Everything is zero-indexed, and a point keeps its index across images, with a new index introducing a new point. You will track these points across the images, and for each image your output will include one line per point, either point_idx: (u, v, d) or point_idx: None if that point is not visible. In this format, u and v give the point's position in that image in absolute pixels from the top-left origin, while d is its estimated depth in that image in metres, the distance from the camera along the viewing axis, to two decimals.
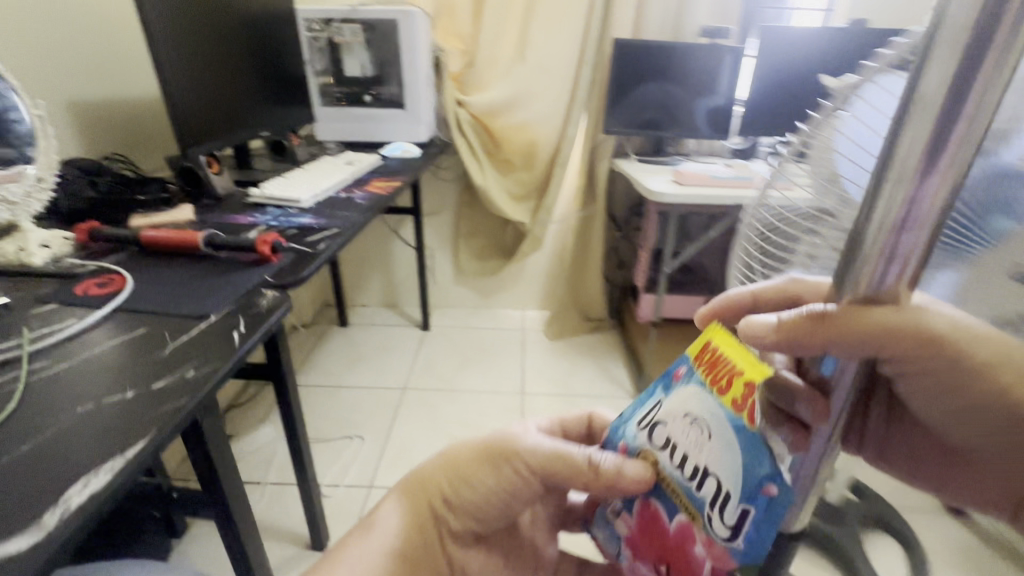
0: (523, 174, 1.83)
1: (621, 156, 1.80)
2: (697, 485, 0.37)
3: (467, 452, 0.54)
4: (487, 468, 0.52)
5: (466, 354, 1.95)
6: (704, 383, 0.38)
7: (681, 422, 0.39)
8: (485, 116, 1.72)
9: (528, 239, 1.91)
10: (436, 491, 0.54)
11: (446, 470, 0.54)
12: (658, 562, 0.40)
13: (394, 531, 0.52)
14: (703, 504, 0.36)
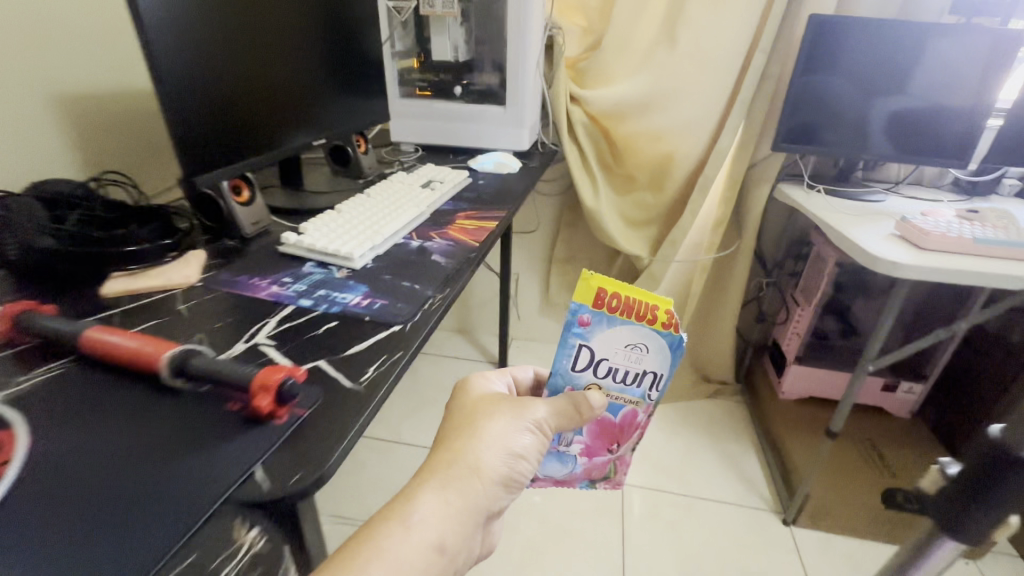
0: (646, 195, 1.40)
1: (790, 181, 1.32)
2: (637, 383, 0.57)
3: (505, 425, 0.53)
4: (515, 431, 0.52)
5: None
6: (627, 321, 0.54)
7: (621, 350, 0.55)
8: (607, 118, 1.30)
9: (642, 277, 1.50)
10: (490, 474, 0.50)
11: (489, 444, 0.51)
12: (610, 447, 0.60)
13: (437, 521, 0.45)
14: (642, 392, 0.57)
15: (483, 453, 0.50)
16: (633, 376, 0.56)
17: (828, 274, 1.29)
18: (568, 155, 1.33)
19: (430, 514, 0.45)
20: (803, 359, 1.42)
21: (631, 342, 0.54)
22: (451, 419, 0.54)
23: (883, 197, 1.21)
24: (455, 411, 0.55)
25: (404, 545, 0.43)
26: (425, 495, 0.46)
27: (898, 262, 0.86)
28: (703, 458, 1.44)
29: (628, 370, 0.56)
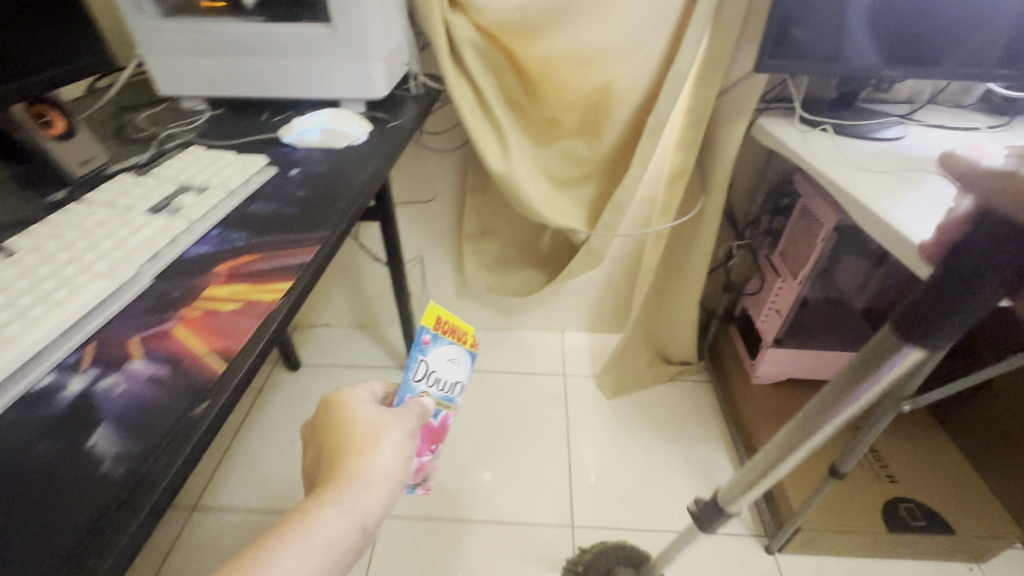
0: (578, 145, 0.99)
1: (772, 114, 0.93)
2: (452, 392, 0.58)
3: (394, 433, 0.48)
4: (391, 436, 0.47)
5: (483, 429, 1.27)
6: (450, 340, 0.57)
7: (444, 363, 0.57)
8: (508, 36, 0.82)
9: (581, 255, 1.13)
10: (379, 483, 0.44)
11: (379, 450, 0.46)
12: (433, 446, 0.60)
13: (325, 547, 0.39)
14: (456, 399, 0.59)
15: (375, 467, 0.45)
16: (451, 389, 0.58)
17: (822, 240, 0.97)
18: (456, 100, 0.87)
19: (320, 533, 0.39)
20: (783, 340, 1.14)
21: (454, 357, 0.58)
22: (337, 428, 0.48)
23: (901, 132, 0.86)
24: (337, 425, 0.49)
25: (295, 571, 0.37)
26: (313, 515, 0.40)
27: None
28: (669, 467, 1.19)
29: (449, 383, 0.58)
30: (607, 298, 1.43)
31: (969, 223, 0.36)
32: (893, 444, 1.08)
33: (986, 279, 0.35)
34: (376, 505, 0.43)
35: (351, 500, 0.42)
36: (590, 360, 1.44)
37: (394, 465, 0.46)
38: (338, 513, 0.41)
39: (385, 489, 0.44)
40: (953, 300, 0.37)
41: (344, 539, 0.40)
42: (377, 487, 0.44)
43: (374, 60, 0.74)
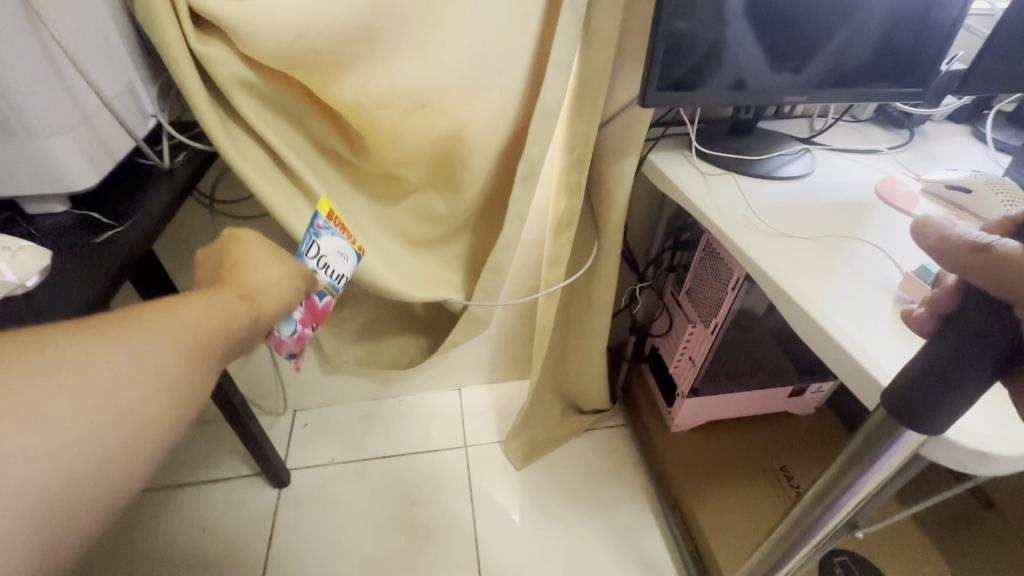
0: (434, 201, 0.75)
1: (668, 149, 0.76)
2: (338, 280, 0.62)
3: (287, 263, 0.48)
4: (283, 261, 0.48)
5: (370, 543, 1.03)
6: (342, 235, 0.61)
7: (335, 254, 0.60)
8: (298, 76, 0.56)
9: (460, 325, 0.90)
10: (272, 291, 0.45)
11: (271, 264, 0.46)
12: (310, 326, 0.60)
13: (211, 315, 0.38)
14: (338, 286, 0.62)
15: (264, 274, 0.45)
16: (337, 279, 0.61)
17: (733, 288, 0.83)
18: (240, 170, 0.59)
19: (209, 300, 0.39)
20: (700, 389, 1.02)
21: (341, 252, 0.61)
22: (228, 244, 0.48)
23: (808, 163, 0.73)
24: (226, 243, 0.48)
25: (180, 321, 0.36)
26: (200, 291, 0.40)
27: (990, 453, 0.37)
28: (592, 546, 1.03)
29: (337, 272, 0.61)
30: (505, 348, 1.23)
31: (960, 298, 0.31)
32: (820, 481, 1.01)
33: (969, 371, 0.29)
34: (266, 308, 0.43)
35: (243, 294, 0.42)
36: (493, 420, 1.24)
37: (280, 283, 0.46)
38: (229, 296, 0.40)
39: (277, 296, 0.45)
40: (958, 376, 0.30)
41: (232, 320, 0.39)
42: (270, 293, 0.44)
43: (49, 135, 0.44)
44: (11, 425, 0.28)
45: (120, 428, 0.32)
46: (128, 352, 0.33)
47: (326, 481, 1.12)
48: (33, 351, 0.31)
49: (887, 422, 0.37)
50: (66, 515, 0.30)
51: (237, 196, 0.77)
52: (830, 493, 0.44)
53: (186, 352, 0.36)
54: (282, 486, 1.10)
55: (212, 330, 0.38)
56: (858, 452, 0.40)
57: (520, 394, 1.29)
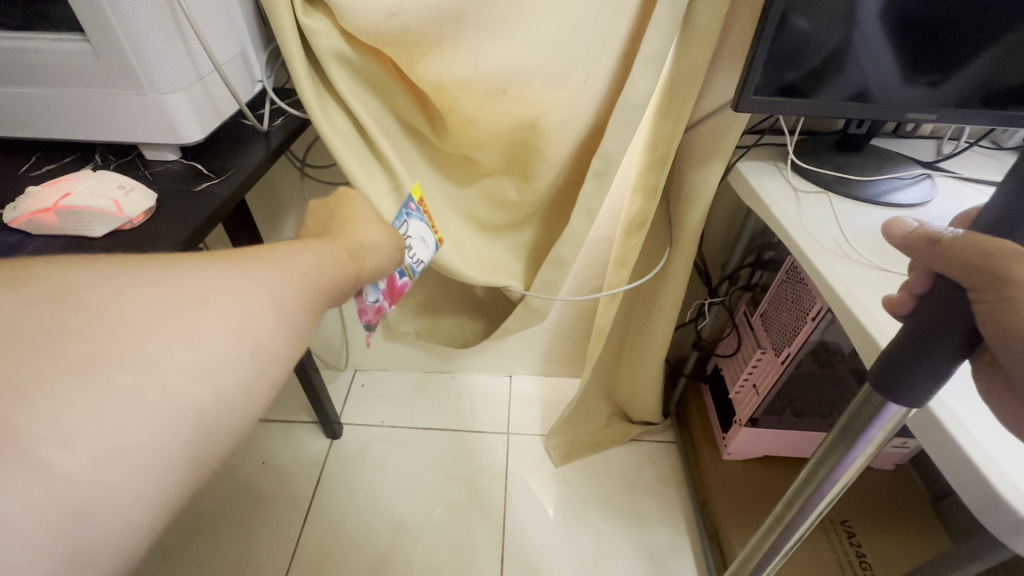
0: (506, 187, 0.75)
1: (759, 160, 0.71)
2: (417, 267, 0.67)
3: (391, 228, 0.48)
4: (377, 224, 0.47)
5: (403, 507, 1.07)
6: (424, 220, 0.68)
7: (418, 239, 0.66)
8: (390, 53, 0.58)
9: (516, 314, 0.90)
10: (368, 251, 0.44)
11: (374, 225, 0.46)
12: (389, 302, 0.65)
13: (319, 264, 0.37)
14: (416, 271, 0.66)
15: (370, 236, 0.45)
16: (416, 263, 0.66)
17: (814, 318, 0.75)
18: (328, 140, 0.63)
19: (324, 250, 0.39)
20: (760, 420, 0.95)
21: (422, 236, 0.67)
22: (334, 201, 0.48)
23: (927, 189, 0.64)
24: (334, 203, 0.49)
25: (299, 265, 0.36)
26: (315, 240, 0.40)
27: None
28: (619, 558, 1.01)
29: (418, 256, 0.66)
30: (561, 343, 1.22)
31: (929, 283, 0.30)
32: (886, 546, 0.89)
33: (938, 353, 0.29)
34: (370, 269, 0.44)
35: (351, 250, 0.42)
36: (538, 413, 1.24)
37: (382, 245, 0.46)
38: (339, 250, 0.41)
39: (380, 260, 0.45)
40: (927, 357, 0.30)
41: (342, 273, 0.39)
42: (373, 254, 0.45)
43: (167, 92, 0.50)
44: (165, 337, 0.28)
45: (255, 355, 0.31)
46: (262, 282, 0.33)
47: (373, 441, 1.18)
48: (179, 271, 0.31)
49: (872, 398, 0.36)
50: (208, 440, 0.29)
51: (325, 163, 0.84)
52: (818, 473, 0.44)
53: (305, 296, 0.35)
54: (334, 438, 1.18)
55: (326, 276, 0.37)
56: (844, 428, 0.39)
57: (569, 391, 1.28)
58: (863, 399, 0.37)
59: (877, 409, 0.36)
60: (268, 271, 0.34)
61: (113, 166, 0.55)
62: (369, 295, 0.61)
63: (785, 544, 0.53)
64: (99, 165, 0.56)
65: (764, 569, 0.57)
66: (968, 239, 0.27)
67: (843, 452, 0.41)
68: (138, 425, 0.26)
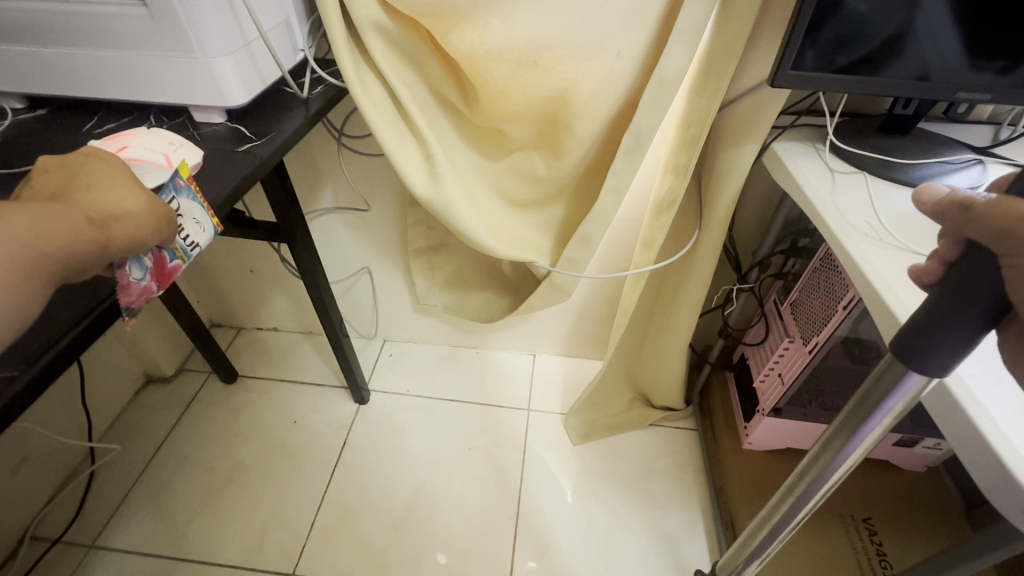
0: (535, 162, 0.76)
1: (797, 141, 0.69)
2: (191, 250, 0.48)
3: (154, 199, 0.42)
4: (124, 187, 0.41)
5: (422, 472, 1.11)
6: (195, 198, 0.48)
7: (189, 220, 0.47)
8: (425, 23, 0.59)
9: (541, 290, 0.92)
10: (112, 220, 0.38)
11: (131, 191, 0.41)
12: (156, 283, 0.46)
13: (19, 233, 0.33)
14: (184, 254, 0.48)
15: (131, 202, 0.40)
16: (185, 244, 0.47)
17: (845, 307, 0.73)
18: (363, 109, 0.65)
19: (42, 219, 0.35)
20: (784, 411, 0.93)
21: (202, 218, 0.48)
22: (89, 164, 0.41)
23: (977, 175, 0.61)
24: (90, 162, 0.42)
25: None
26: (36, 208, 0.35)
27: None
28: (631, 537, 1.02)
29: (186, 238, 0.47)
30: (586, 324, 1.22)
31: (959, 249, 0.29)
32: (910, 546, 0.87)
33: (963, 322, 0.29)
34: (124, 240, 0.39)
35: (96, 216, 0.38)
36: (559, 391, 1.26)
37: (136, 212, 0.40)
38: (73, 217, 0.36)
39: (142, 230, 0.40)
40: (952, 326, 0.30)
41: (71, 245, 0.36)
42: (132, 224, 0.40)
43: (215, 56, 0.52)
44: None
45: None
46: None
47: (398, 409, 1.22)
48: None
49: (891, 367, 0.36)
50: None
51: (361, 134, 0.86)
52: (835, 442, 0.45)
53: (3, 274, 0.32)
54: (361, 403, 1.23)
55: (39, 247, 0.34)
56: (863, 399, 0.40)
57: (592, 372, 1.29)
58: (886, 369, 0.37)
59: (897, 378, 0.36)
60: None
61: (167, 126, 0.59)
62: (131, 270, 0.42)
63: (800, 515, 0.54)
64: (154, 125, 0.59)
65: (777, 536, 0.59)
66: (1001, 205, 0.26)
67: (857, 424, 0.41)
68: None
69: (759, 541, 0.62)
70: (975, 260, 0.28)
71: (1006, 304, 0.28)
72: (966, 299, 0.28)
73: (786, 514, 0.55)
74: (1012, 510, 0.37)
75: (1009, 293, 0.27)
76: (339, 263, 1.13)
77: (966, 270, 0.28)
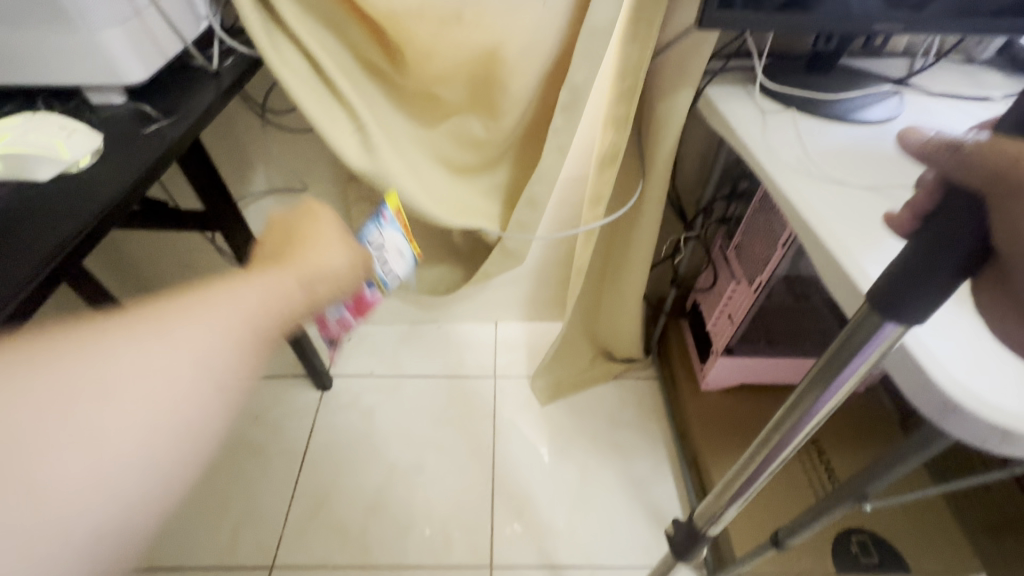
0: (473, 125, 0.74)
1: (728, 86, 0.70)
2: (394, 280, 0.63)
3: (353, 248, 0.51)
4: (331, 248, 0.48)
5: (395, 450, 1.11)
6: (400, 229, 0.62)
7: (393, 253, 0.62)
8: None
9: (493, 258, 0.91)
10: (322, 278, 0.46)
11: (336, 246, 0.49)
12: (353, 314, 0.65)
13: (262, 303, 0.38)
14: (387, 284, 0.63)
15: (327, 259, 0.47)
16: (387, 273, 0.62)
17: (783, 246, 0.76)
18: (282, 80, 0.61)
19: (272, 283, 0.40)
20: (736, 349, 0.97)
21: (401, 249, 0.62)
22: (298, 221, 0.50)
23: (894, 106, 0.64)
24: (301, 223, 0.51)
25: (244, 294, 0.38)
26: (273, 270, 0.42)
27: (1010, 429, 0.36)
28: (605, 486, 1.06)
29: (388, 269, 0.62)
30: (543, 287, 1.23)
31: (938, 197, 0.23)
32: (852, 459, 0.95)
33: (936, 274, 0.24)
34: (322, 292, 0.46)
35: (308, 281, 0.44)
36: (523, 355, 1.27)
37: (339, 265, 0.48)
38: (293, 282, 0.42)
39: (336, 280, 0.48)
40: (926, 278, 0.24)
41: (288, 308, 0.40)
42: (330, 276, 0.47)
43: (101, 28, 0.47)
44: (95, 387, 0.29)
45: (189, 395, 0.32)
46: (208, 326, 0.34)
47: (363, 391, 1.20)
48: (142, 323, 0.32)
49: (866, 321, 0.32)
50: (144, 482, 0.30)
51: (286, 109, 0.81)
52: (804, 403, 0.42)
53: (250, 327, 0.36)
54: (324, 390, 1.20)
55: (272, 317, 0.39)
56: (835, 354, 0.36)
57: (553, 334, 1.31)
58: (843, 343, 0.35)
59: (872, 331, 0.32)
60: (209, 310, 0.35)
61: (58, 111, 0.53)
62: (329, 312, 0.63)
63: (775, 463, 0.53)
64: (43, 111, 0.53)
65: (754, 483, 0.59)
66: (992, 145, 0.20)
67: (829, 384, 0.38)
68: (49, 512, 0.26)
69: (743, 485, 0.60)
70: (957, 206, 0.21)
71: (990, 254, 0.22)
72: (946, 252, 0.22)
73: (762, 463, 0.54)
74: (931, 409, 0.40)
75: (996, 246, 0.21)
76: None
77: (948, 217, 0.22)
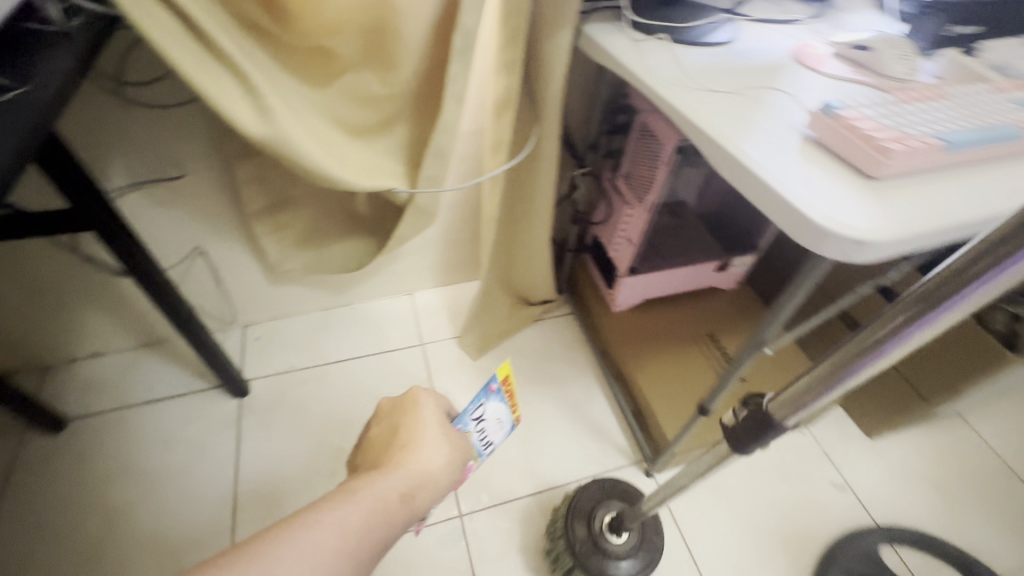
0: (368, 81, 0.73)
1: (600, 24, 0.77)
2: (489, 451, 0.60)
3: (455, 441, 0.54)
4: (434, 440, 0.53)
5: (335, 436, 1.07)
6: (506, 411, 0.60)
7: (494, 425, 0.59)
8: None
9: (407, 218, 0.91)
10: (423, 474, 0.49)
11: (437, 440, 0.53)
12: None
13: (365, 513, 0.43)
14: (483, 455, 0.60)
15: (427, 459, 0.51)
16: (483, 445, 0.59)
17: (665, 162, 0.88)
18: (153, 38, 0.55)
19: (377, 493, 0.45)
20: (637, 268, 1.09)
21: (502, 419, 0.59)
22: (404, 412, 0.57)
23: (732, 30, 0.76)
24: (405, 414, 0.56)
25: (345, 513, 0.42)
26: (380, 472, 0.48)
27: (866, 241, 0.45)
28: (546, 417, 1.14)
29: (485, 439, 0.59)
30: (453, 248, 1.25)
31: None
32: (737, 337, 1.15)
33: None
34: (425, 497, 0.48)
35: (408, 488, 0.47)
36: (445, 318, 1.29)
37: (436, 462, 0.51)
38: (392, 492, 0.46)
39: (436, 478, 0.50)
40: None
41: (390, 521, 0.44)
42: (431, 476, 0.50)
43: None
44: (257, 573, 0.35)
45: None
46: (336, 523, 0.41)
47: (286, 387, 1.13)
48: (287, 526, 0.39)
49: None
50: None
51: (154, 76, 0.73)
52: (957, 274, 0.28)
53: (347, 556, 0.40)
54: (240, 396, 1.11)
55: (375, 532, 0.43)
56: None
57: (470, 293, 1.34)
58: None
59: None
60: (328, 514, 0.41)
61: None
62: None
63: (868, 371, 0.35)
64: None
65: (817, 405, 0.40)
66: None
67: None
68: None
69: (803, 406, 0.40)
70: None
71: None
72: None
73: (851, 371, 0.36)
74: (810, 240, 0.48)
75: None
76: (161, 247, 0.96)
77: None
